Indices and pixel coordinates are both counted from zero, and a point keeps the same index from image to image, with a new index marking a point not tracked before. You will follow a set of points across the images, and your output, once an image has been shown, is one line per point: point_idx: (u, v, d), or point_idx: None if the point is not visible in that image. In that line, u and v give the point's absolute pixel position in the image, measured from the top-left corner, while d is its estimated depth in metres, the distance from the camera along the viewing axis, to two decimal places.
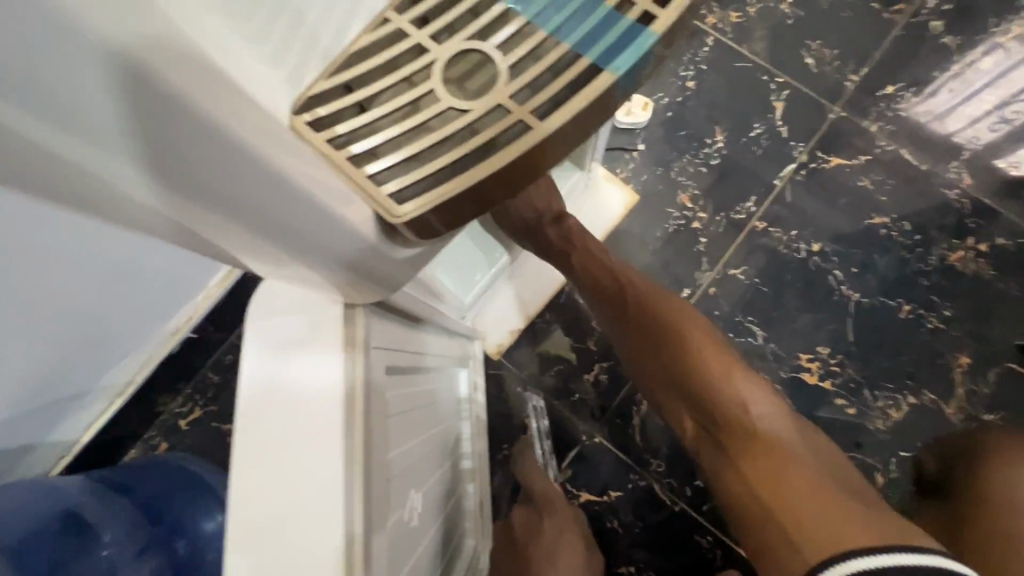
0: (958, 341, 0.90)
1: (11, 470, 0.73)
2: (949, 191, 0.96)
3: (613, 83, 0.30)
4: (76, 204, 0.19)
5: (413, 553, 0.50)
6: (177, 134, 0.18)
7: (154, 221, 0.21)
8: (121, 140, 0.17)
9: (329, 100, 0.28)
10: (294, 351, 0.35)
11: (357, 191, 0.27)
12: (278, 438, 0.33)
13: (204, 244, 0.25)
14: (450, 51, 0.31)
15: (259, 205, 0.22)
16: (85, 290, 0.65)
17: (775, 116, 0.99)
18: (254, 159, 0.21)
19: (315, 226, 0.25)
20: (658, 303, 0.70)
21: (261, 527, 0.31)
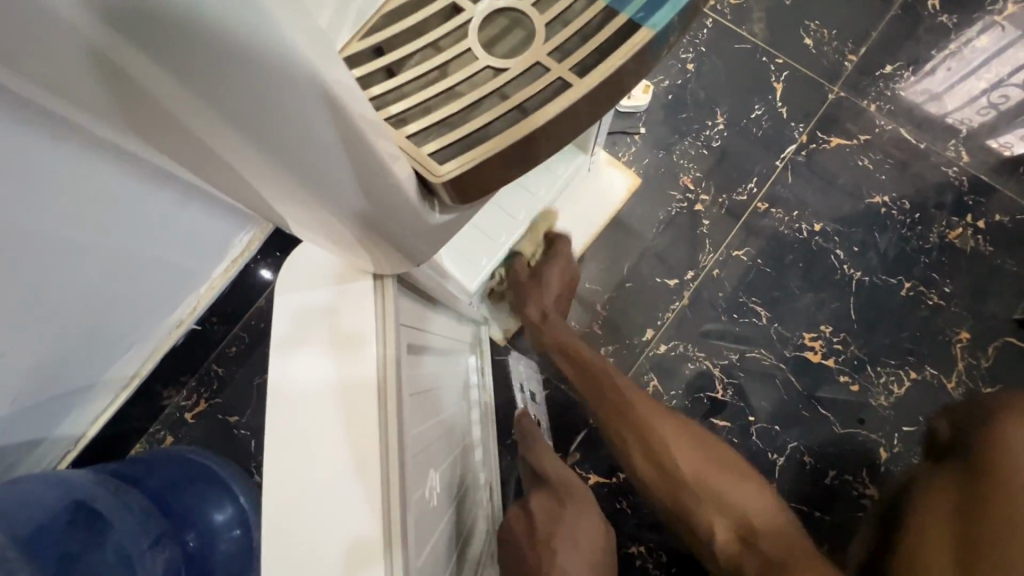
0: (958, 317, 0.92)
1: (17, 465, 0.72)
2: (947, 169, 0.97)
3: (651, 39, 0.30)
4: (71, 72, 0.17)
5: (435, 533, 0.50)
6: (202, 38, 0.17)
7: (149, 111, 0.19)
8: (122, 13, 0.16)
9: (364, 64, 0.30)
10: (327, 323, 0.35)
11: (401, 151, 0.27)
12: (313, 414, 0.33)
13: (203, 157, 0.23)
14: (482, 12, 0.31)
15: (268, 115, 0.21)
16: (84, 275, 0.63)
17: (774, 97, 1.00)
18: (273, 69, 0.19)
19: (324, 150, 0.23)
20: (649, 411, 0.70)
21: (297, 504, 0.31)
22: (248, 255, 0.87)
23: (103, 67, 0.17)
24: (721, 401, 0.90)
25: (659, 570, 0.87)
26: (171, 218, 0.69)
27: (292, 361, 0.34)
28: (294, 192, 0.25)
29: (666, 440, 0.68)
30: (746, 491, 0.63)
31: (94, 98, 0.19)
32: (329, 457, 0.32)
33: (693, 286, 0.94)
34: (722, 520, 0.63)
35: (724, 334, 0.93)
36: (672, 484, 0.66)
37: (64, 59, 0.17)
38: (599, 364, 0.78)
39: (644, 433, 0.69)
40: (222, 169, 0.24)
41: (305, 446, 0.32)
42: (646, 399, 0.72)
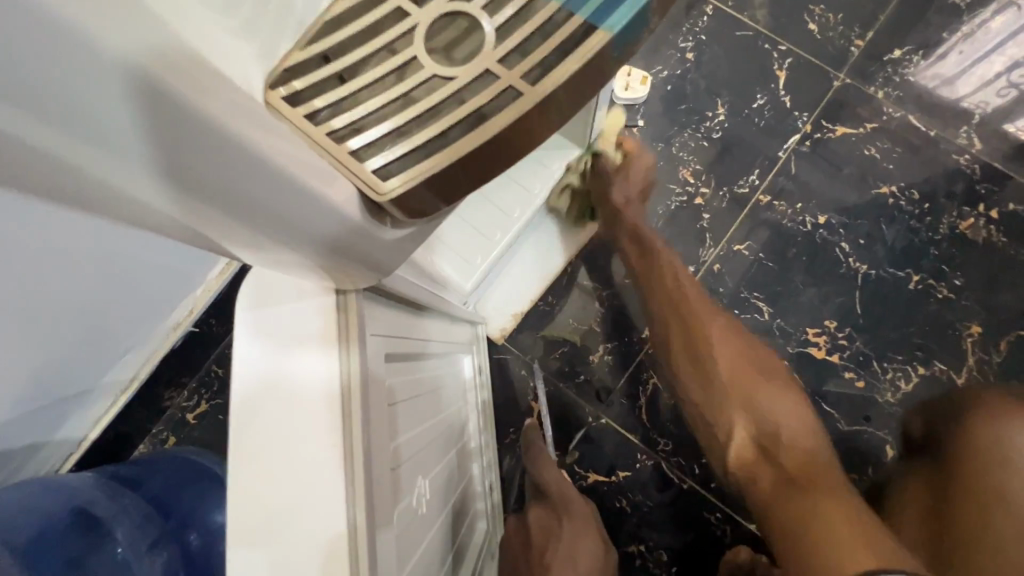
0: (969, 310, 0.89)
1: (20, 467, 0.73)
2: (959, 157, 0.93)
3: (609, 40, 0.29)
4: (121, 211, 0.21)
5: (423, 542, 0.49)
6: (213, 164, 0.20)
7: (178, 222, 0.22)
8: (153, 164, 0.19)
9: (306, 74, 0.26)
10: (289, 342, 0.34)
11: (340, 169, 0.26)
12: (277, 438, 0.32)
13: (227, 246, 0.26)
14: (431, 14, 0.28)
15: (234, 185, 0.21)
16: (80, 287, 0.63)
17: (777, 86, 0.97)
18: (221, 139, 0.20)
19: (293, 206, 0.24)
20: (703, 324, 0.73)
21: (261, 530, 0.31)
22: None
23: (149, 208, 0.20)
24: None
25: (661, 570, 0.86)
26: None
27: (254, 384, 0.33)
28: (270, 245, 0.25)
29: (710, 347, 0.70)
30: (778, 406, 0.64)
31: (79, 201, 0.20)
32: (295, 479, 0.32)
33: None
34: (751, 423, 0.64)
35: None
36: (707, 393, 0.68)
37: (115, 206, 0.20)
38: (676, 276, 0.80)
39: (698, 339, 0.72)
40: (201, 237, 0.25)
41: (267, 470, 0.32)
42: (708, 309, 0.74)
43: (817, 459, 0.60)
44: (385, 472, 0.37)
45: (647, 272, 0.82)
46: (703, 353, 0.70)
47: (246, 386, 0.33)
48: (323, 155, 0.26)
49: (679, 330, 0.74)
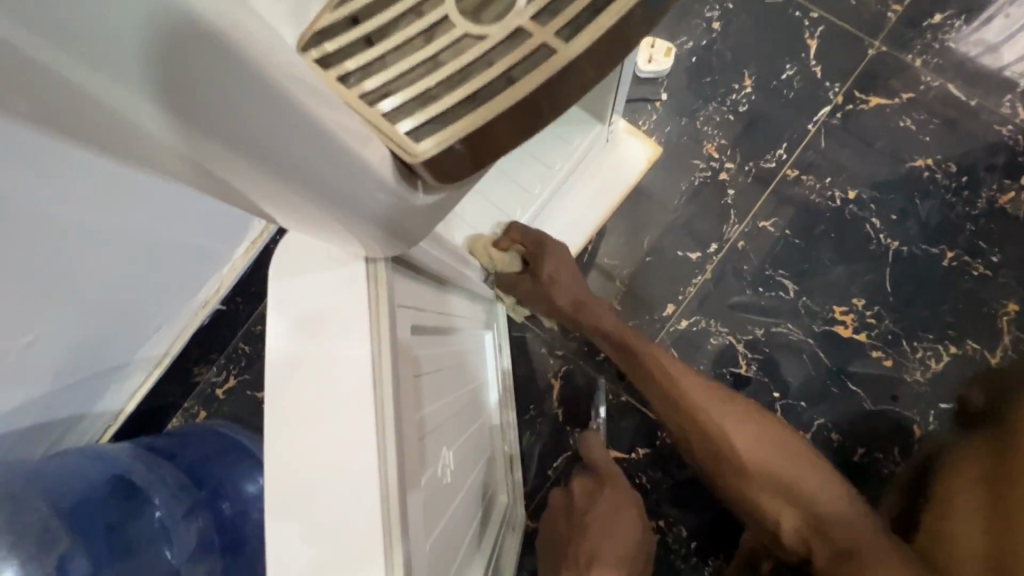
0: (1006, 288, 0.86)
1: (64, 437, 0.76)
2: (1001, 127, 0.89)
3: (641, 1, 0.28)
4: (136, 155, 0.20)
5: (450, 509, 0.51)
6: (238, 104, 0.19)
7: (196, 171, 0.21)
8: (176, 102, 0.18)
9: (339, 37, 0.26)
10: (320, 316, 0.35)
11: (373, 131, 0.25)
12: (310, 406, 0.33)
13: (241, 198, 0.25)
14: None
15: (257, 131, 0.20)
16: (110, 261, 0.64)
17: (808, 56, 0.93)
18: (247, 78, 0.19)
19: (320, 157, 0.23)
20: (706, 406, 0.70)
21: (298, 498, 0.32)
22: (268, 234, 0.89)
23: (171, 154, 0.20)
24: (745, 377, 0.87)
25: (680, 545, 0.87)
26: (188, 202, 0.70)
27: (286, 353, 0.34)
28: (298, 202, 0.25)
29: (725, 428, 0.69)
30: (811, 481, 0.65)
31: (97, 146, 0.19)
32: (329, 451, 0.32)
33: (717, 259, 0.91)
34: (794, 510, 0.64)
35: (750, 309, 0.89)
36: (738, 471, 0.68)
37: (132, 150, 0.19)
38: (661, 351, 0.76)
39: (713, 422, 0.69)
40: (224, 188, 0.24)
41: (302, 436, 0.33)
42: (708, 387, 0.72)
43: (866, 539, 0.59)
44: (413, 441, 0.38)
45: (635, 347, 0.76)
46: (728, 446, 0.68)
47: (280, 357, 0.34)
48: (348, 110, 0.25)
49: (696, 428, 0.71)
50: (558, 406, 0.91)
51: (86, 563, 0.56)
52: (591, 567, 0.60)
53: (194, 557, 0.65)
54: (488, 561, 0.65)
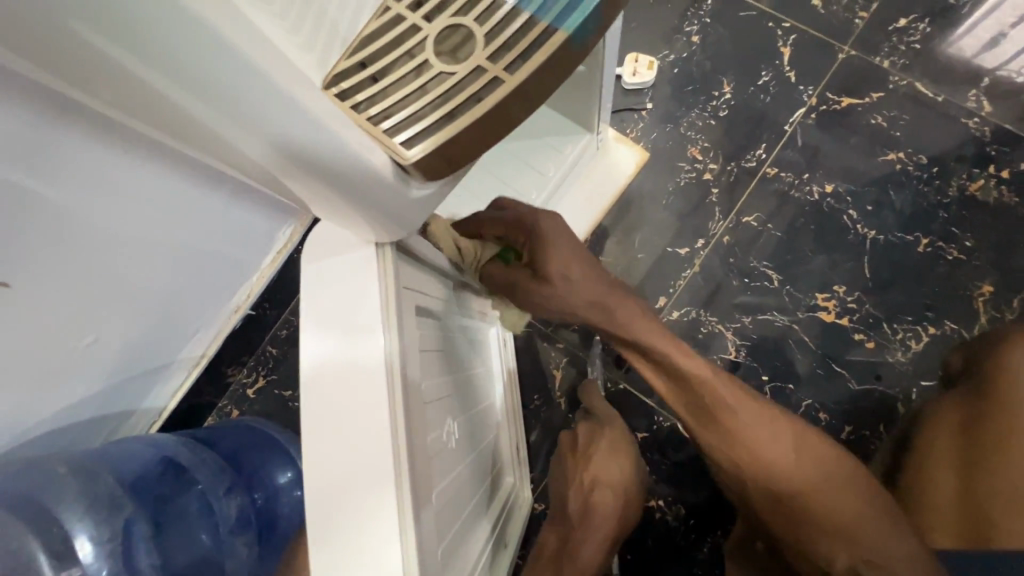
0: (980, 271, 0.91)
1: (117, 430, 0.85)
2: (968, 120, 0.94)
3: (565, 41, 0.36)
4: (223, 151, 0.30)
5: (455, 472, 0.58)
6: (282, 127, 0.28)
7: (258, 166, 0.31)
8: (243, 126, 0.27)
9: (350, 77, 0.34)
10: (339, 309, 0.42)
11: (373, 139, 0.33)
12: (333, 373, 0.40)
13: (294, 195, 0.35)
14: (438, 29, 0.36)
15: (263, 117, 0.27)
16: (155, 267, 0.73)
17: (782, 62, 1.00)
18: (290, 108, 0.28)
19: (314, 144, 0.30)
20: (776, 454, 0.63)
21: (330, 460, 0.39)
22: (291, 246, 0.97)
23: (239, 151, 0.29)
24: (734, 362, 0.93)
25: (678, 523, 0.92)
26: (223, 214, 0.78)
27: (315, 340, 0.41)
28: (299, 176, 0.31)
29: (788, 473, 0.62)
30: (882, 537, 0.57)
31: (143, 111, 0.26)
32: (352, 420, 0.39)
33: (704, 254, 0.97)
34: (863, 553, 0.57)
35: (737, 299, 0.95)
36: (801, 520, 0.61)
37: (221, 147, 0.29)
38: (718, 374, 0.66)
39: (780, 467, 0.63)
40: (245, 163, 0.31)
41: (331, 407, 0.39)
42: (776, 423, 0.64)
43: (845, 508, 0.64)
44: (420, 408, 0.46)
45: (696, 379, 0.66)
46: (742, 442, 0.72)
47: (311, 344, 0.41)
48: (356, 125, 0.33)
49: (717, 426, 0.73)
50: (560, 395, 0.98)
51: (145, 526, 0.64)
52: (592, 491, 0.71)
53: (233, 531, 0.74)
54: (493, 528, 0.72)
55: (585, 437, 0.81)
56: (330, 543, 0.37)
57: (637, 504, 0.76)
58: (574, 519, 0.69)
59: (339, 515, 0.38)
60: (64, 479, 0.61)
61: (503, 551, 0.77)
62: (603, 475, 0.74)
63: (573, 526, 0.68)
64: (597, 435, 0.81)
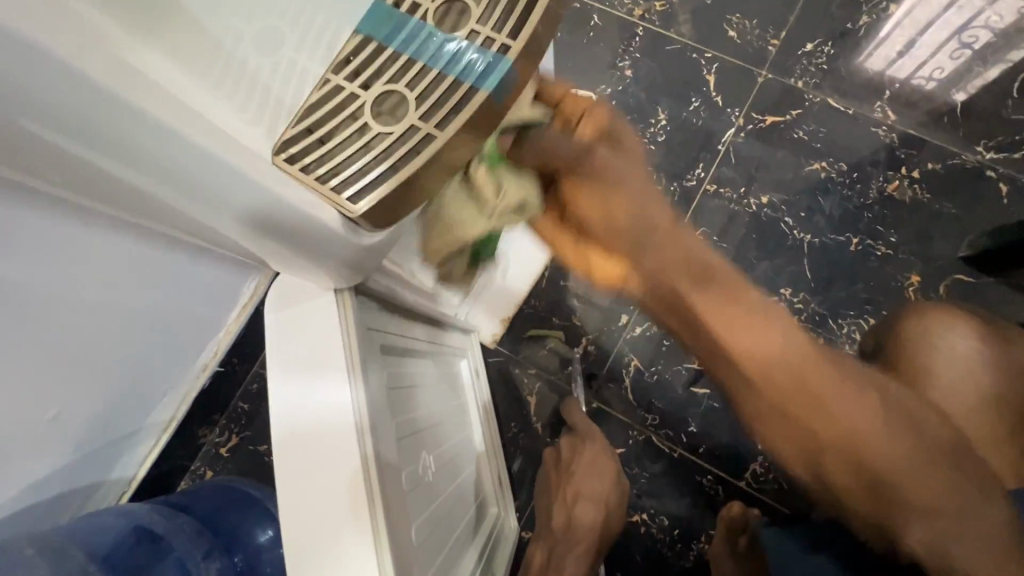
0: (907, 263, 0.99)
1: (85, 505, 0.83)
2: (877, 129, 1.04)
3: (488, 97, 0.38)
4: (179, 220, 0.33)
5: (433, 505, 0.59)
6: (230, 192, 0.31)
7: (213, 230, 0.34)
8: (195, 195, 0.29)
9: (297, 142, 0.36)
10: (307, 361, 0.43)
11: (324, 198, 0.36)
12: (305, 423, 0.42)
13: (247, 250, 0.38)
14: (377, 93, 0.38)
15: (214, 186, 0.30)
16: (116, 335, 0.73)
17: (709, 88, 1.09)
18: (237, 175, 0.31)
19: (254, 200, 0.32)
20: (881, 446, 0.48)
21: (306, 508, 0.40)
22: (257, 298, 0.98)
23: (193, 218, 0.32)
24: (697, 370, 0.98)
25: (664, 534, 0.93)
26: (183, 274, 0.79)
27: (284, 393, 0.42)
28: (235, 229, 0.33)
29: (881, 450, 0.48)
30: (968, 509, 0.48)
31: (102, 193, 0.29)
32: (325, 467, 0.41)
33: None
34: (942, 528, 0.49)
35: None
36: (884, 510, 0.49)
37: (177, 217, 0.32)
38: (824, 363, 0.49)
39: (897, 475, 0.48)
40: (205, 230, 0.34)
41: (303, 456, 0.41)
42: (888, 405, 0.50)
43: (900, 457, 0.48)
44: (390, 445, 0.48)
45: (799, 374, 0.48)
46: (804, 408, 0.48)
47: (280, 396, 0.42)
48: (305, 187, 0.35)
49: (801, 443, 0.50)
50: (537, 421, 1.00)
51: None
52: (574, 505, 0.81)
53: None
54: (479, 557, 0.73)
55: (568, 449, 0.87)
56: None
57: (622, 506, 0.84)
58: (559, 532, 0.81)
59: (316, 562, 0.39)
60: (33, 560, 0.59)
61: None
62: (583, 488, 0.82)
63: (558, 540, 0.80)
64: (579, 446, 0.87)
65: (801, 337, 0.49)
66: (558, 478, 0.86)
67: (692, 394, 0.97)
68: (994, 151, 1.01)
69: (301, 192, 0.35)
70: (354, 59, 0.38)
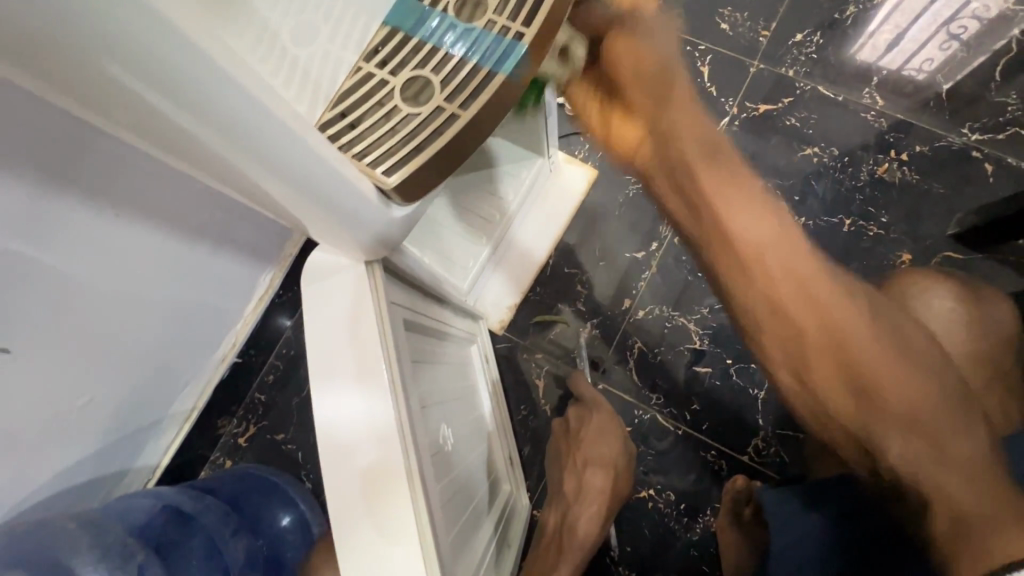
0: (898, 242, 1.02)
1: (112, 491, 0.86)
2: (866, 114, 1.08)
3: (506, 79, 0.42)
4: (235, 178, 0.36)
5: (453, 473, 0.63)
6: (287, 155, 0.34)
7: (263, 191, 0.37)
8: (257, 154, 0.33)
9: (334, 126, 0.40)
10: (340, 327, 0.47)
11: (362, 173, 0.40)
12: (344, 384, 0.45)
13: (289, 214, 0.41)
14: (405, 79, 0.42)
15: (273, 146, 0.33)
16: (145, 322, 0.76)
17: (703, 79, 1.13)
18: (294, 140, 0.34)
19: (307, 163, 0.35)
20: (886, 370, 0.42)
21: (344, 459, 0.44)
22: (272, 292, 1.01)
23: (249, 177, 0.35)
24: (699, 350, 1.02)
25: (670, 508, 0.97)
26: (205, 264, 0.82)
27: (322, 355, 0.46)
28: (284, 189, 0.36)
29: (902, 385, 0.42)
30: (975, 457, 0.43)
31: (174, 147, 0.32)
32: (361, 422, 0.44)
33: (659, 255, 1.06)
34: (921, 449, 0.42)
35: (694, 291, 1.04)
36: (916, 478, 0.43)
37: (234, 175, 0.35)
38: (824, 271, 0.44)
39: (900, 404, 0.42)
40: (257, 191, 0.38)
41: (341, 412, 0.45)
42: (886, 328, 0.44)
43: (926, 399, 0.42)
44: (416, 407, 0.51)
45: (814, 292, 0.43)
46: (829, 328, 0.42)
47: (318, 358, 0.46)
48: (348, 161, 0.39)
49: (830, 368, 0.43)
50: (546, 403, 1.03)
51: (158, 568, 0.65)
52: (586, 469, 0.84)
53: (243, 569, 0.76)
54: (495, 527, 0.77)
55: (579, 420, 0.91)
56: (351, 531, 0.42)
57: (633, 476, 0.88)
58: (571, 496, 0.84)
59: (357, 507, 0.42)
60: (76, 534, 0.63)
61: (509, 552, 0.82)
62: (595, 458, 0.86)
63: (570, 502, 0.83)
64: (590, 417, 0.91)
65: (797, 236, 0.44)
66: (570, 450, 0.89)
67: (694, 373, 1.01)
68: (980, 133, 1.05)
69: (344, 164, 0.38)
70: (382, 49, 0.42)
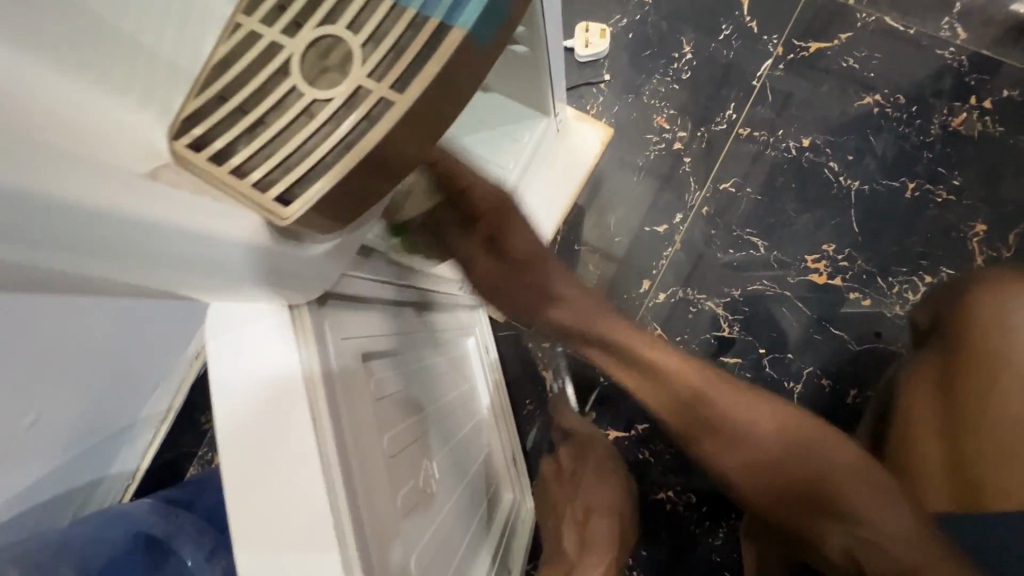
0: (971, 210, 0.86)
1: (88, 502, 0.80)
2: (942, 51, 0.89)
3: (467, 35, 0.32)
4: (71, 284, 0.24)
5: (438, 517, 0.53)
6: (157, 248, 0.24)
7: (121, 287, 0.26)
8: (107, 261, 0.22)
9: (205, 119, 0.29)
10: (250, 368, 0.34)
11: (244, 203, 0.29)
12: (254, 449, 0.33)
13: (156, 295, 0.30)
14: (304, 43, 0.32)
15: (137, 246, 0.23)
16: (101, 337, 0.66)
17: (742, 12, 0.94)
18: (161, 226, 0.24)
19: (185, 248, 0.25)
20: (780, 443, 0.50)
21: (266, 549, 0.32)
22: None
23: (99, 281, 0.24)
24: (728, 339, 0.88)
25: (690, 511, 0.89)
26: None
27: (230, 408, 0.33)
28: (161, 280, 0.26)
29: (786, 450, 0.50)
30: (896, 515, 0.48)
31: None
32: (289, 494, 0.32)
33: (684, 229, 0.91)
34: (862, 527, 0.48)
35: (725, 271, 0.90)
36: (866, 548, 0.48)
37: (70, 283, 0.24)
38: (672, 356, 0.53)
39: (788, 459, 0.50)
40: (108, 287, 0.26)
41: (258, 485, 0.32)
42: (755, 401, 0.52)
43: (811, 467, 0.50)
44: (372, 462, 0.40)
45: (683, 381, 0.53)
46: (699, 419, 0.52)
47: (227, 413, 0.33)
48: (222, 200, 0.28)
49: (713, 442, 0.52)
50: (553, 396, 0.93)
51: None
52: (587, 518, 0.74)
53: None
54: (495, 553, 0.69)
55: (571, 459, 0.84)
56: None
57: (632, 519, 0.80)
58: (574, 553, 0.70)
59: None
60: None
61: None
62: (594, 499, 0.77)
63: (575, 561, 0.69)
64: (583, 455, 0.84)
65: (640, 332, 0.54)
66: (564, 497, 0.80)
67: (722, 365, 0.88)
68: None
69: (233, 223, 0.28)
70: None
